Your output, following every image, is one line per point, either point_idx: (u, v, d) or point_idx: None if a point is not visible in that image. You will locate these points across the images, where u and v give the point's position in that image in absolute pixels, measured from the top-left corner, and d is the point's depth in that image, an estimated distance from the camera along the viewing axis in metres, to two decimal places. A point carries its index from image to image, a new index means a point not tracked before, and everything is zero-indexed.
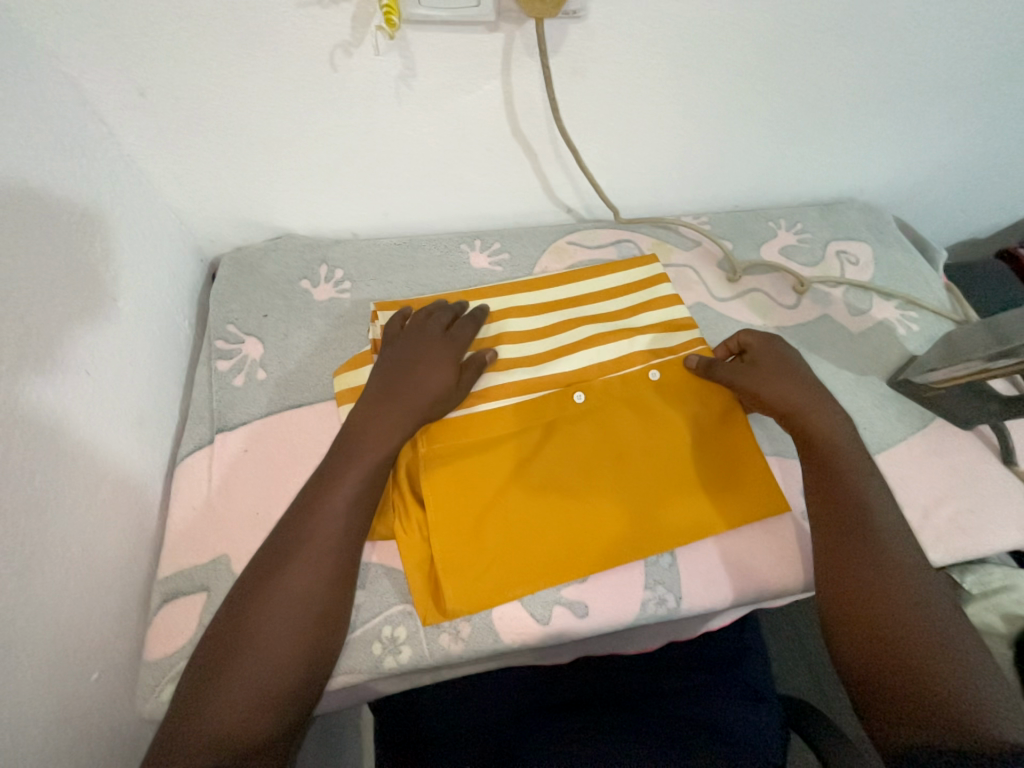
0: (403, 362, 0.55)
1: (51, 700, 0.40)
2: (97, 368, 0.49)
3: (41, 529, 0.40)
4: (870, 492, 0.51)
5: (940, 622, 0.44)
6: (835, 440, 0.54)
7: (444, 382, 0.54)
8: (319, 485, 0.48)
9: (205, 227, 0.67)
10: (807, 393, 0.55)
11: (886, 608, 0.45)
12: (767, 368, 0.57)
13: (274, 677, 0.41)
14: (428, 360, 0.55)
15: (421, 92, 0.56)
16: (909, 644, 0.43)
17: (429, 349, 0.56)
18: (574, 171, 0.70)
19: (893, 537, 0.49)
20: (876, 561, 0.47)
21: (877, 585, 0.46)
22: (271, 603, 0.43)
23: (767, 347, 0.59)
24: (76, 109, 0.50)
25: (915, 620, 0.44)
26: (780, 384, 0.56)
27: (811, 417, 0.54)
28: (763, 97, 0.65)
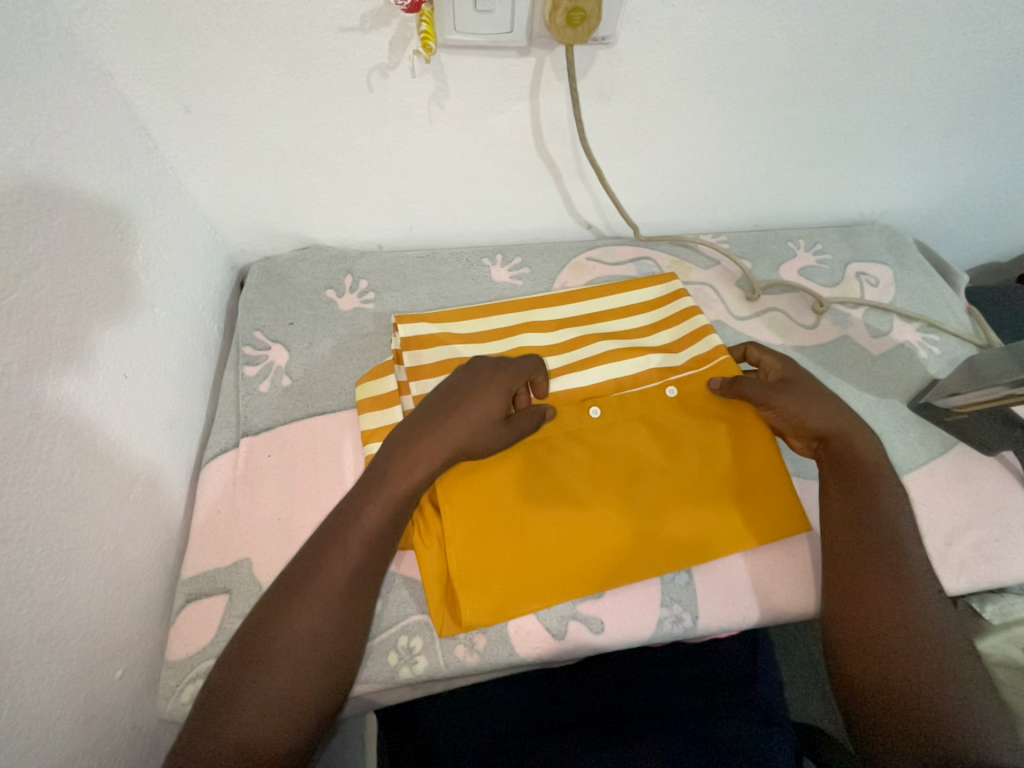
0: (454, 396, 0.52)
1: (79, 696, 0.40)
2: (134, 371, 0.51)
3: (79, 525, 0.42)
4: (892, 515, 0.51)
5: (943, 639, 0.44)
6: (855, 460, 0.53)
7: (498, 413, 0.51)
8: (340, 516, 0.47)
9: (238, 237, 0.70)
10: (835, 411, 0.56)
11: (894, 631, 0.45)
12: (800, 386, 0.57)
13: (290, 701, 0.41)
14: (483, 385, 0.52)
15: (452, 112, 0.58)
16: (913, 664, 0.43)
17: (491, 369, 0.54)
18: (596, 190, 0.71)
19: (915, 562, 0.48)
20: (892, 584, 0.47)
21: (890, 607, 0.46)
22: (289, 627, 0.43)
23: (793, 365, 0.60)
24: (127, 125, 0.53)
25: (922, 643, 0.44)
26: (810, 406, 0.56)
27: (835, 440, 0.55)
28: (785, 121, 0.66)
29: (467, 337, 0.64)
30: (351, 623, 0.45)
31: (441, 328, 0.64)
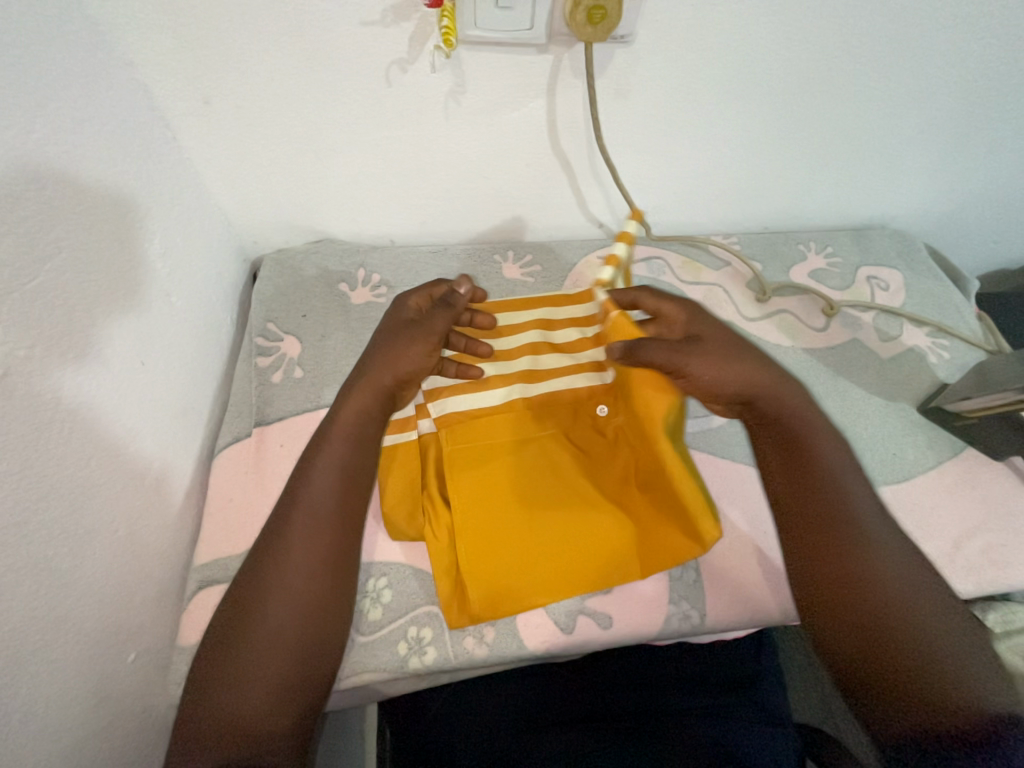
0: (373, 346, 0.52)
1: (93, 678, 0.41)
2: (150, 358, 0.51)
3: (96, 509, 0.42)
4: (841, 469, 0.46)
5: (916, 590, 0.42)
6: (789, 421, 0.47)
7: (406, 317, 0.53)
8: (282, 506, 0.46)
9: (252, 229, 0.70)
10: (751, 365, 0.48)
11: (874, 601, 0.42)
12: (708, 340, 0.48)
13: (280, 682, 0.40)
14: (393, 326, 0.52)
15: (469, 108, 0.58)
16: (900, 632, 0.41)
17: (399, 318, 0.53)
18: (609, 189, 0.71)
19: (873, 517, 0.45)
20: (862, 555, 0.43)
21: (865, 578, 0.43)
22: (260, 613, 0.42)
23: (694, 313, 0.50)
24: (148, 115, 0.53)
25: (908, 612, 0.41)
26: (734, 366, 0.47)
27: (759, 397, 0.47)
28: (799, 123, 0.66)
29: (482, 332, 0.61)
30: (323, 610, 0.44)
31: None
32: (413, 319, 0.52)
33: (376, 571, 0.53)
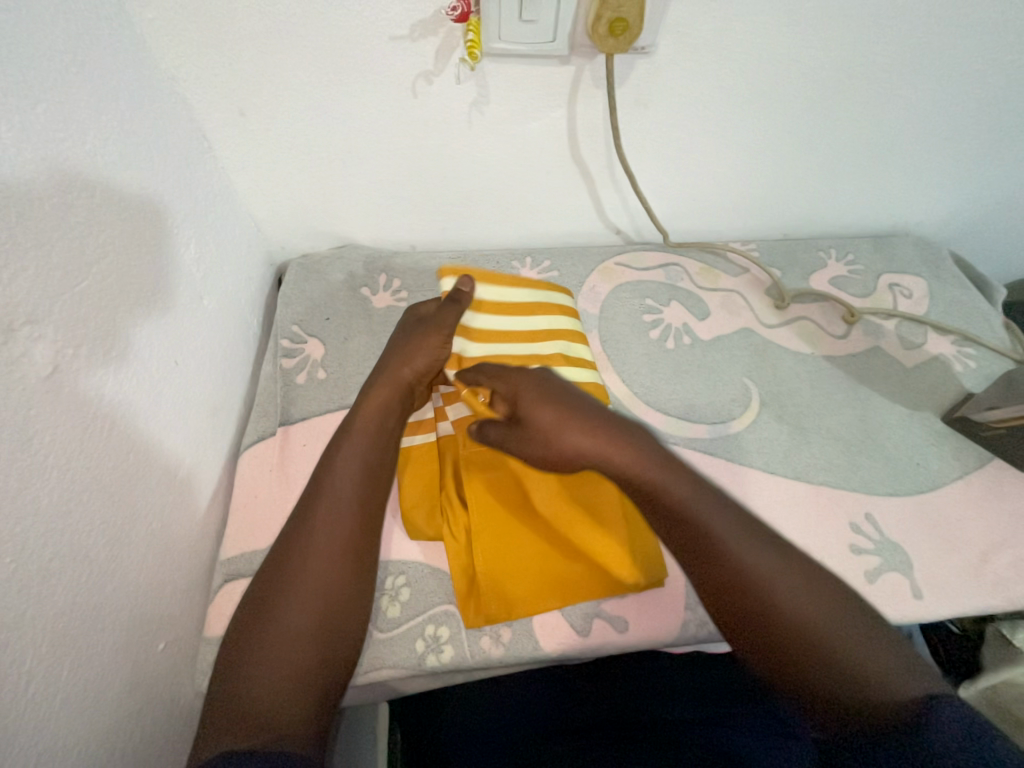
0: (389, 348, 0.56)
1: (126, 664, 0.42)
2: (184, 358, 0.53)
3: (132, 501, 0.44)
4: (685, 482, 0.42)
5: (804, 585, 0.38)
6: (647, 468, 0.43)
7: (419, 316, 0.57)
8: (305, 502, 0.48)
9: (279, 234, 0.73)
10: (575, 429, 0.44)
11: (779, 616, 0.37)
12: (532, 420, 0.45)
13: (302, 665, 0.41)
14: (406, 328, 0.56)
15: (491, 117, 0.60)
16: (808, 641, 0.36)
17: (408, 322, 0.57)
18: (627, 196, 0.72)
19: (719, 519, 0.40)
20: (740, 570, 0.39)
21: (760, 596, 0.38)
22: (284, 598, 0.43)
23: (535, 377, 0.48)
24: (186, 126, 0.56)
25: (796, 603, 0.37)
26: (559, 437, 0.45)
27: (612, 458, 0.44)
28: (820, 131, 0.66)
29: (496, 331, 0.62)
30: (344, 599, 0.45)
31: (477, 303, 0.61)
32: (425, 316, 0.56)
33: (395, 569, 0.54)
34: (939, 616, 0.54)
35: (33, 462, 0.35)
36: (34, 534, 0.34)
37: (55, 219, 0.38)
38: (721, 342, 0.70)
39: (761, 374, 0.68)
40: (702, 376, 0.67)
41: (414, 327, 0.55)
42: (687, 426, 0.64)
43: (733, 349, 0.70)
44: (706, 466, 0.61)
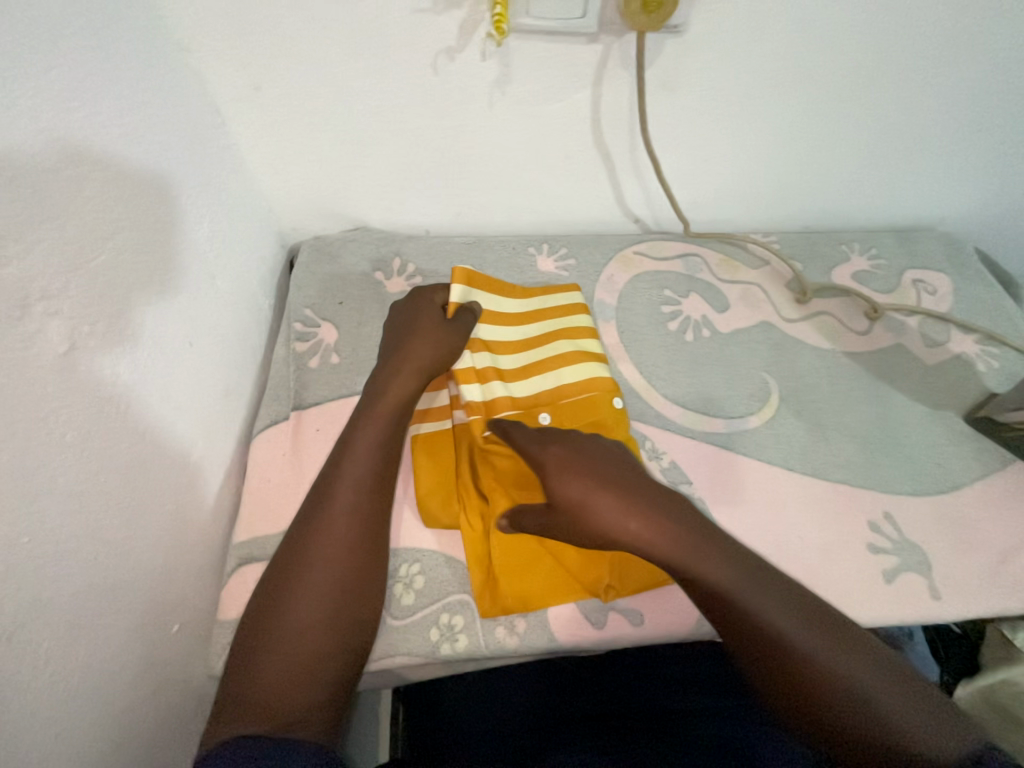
0: (394, 342, 0.56)
1: (141, 646, 0.42)
2: (197, 339, 0.52)
3: (146, 483, 0.44)
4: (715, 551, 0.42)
5: (841, 651, 0.38)
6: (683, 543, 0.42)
7: (438, 317, 0.57)
8: (320, 489, 0.48)
9: (292, 215, 0.71)
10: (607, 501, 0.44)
11: (829, 695, 0.36)
12: (562, 497, 0.44)
13: (323, 651, 0.41)
14: (410, 325, 0.57)
15: (514, 97, 0.58)
16: (858, 713, 0.36)
17: (411, 320, 0.57)
18: (648, 183, 0.70)
19: (751, 586, 0.40)
20: (784, 648, 0.38)
21: (808, 674, 0.37)
22: (303, 583, 0.43)
23: (560, 447, 0.47)
24: (200, 100, 0.54)
25: (840, 673, 0.37)
26: (586, 514, 0.44)
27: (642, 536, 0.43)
28: (851, 119, 0.64)
29: (503, 332, 0.62)
30: (359, 588, 0.45)
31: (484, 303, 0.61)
32: (428, 313, 0.58)
33: (408, 557, 0.53)
34: (956, 616, 0.54)
35: (48, 442, 0.34)
36: (50, 514, 0.34)
37: (69, 192, 0.37)
38: (740, 336, 0.69)
39: (780, 369, 0.67)
40: (719, 370, 0.66)
41: (436, 329, 0.56)
42: (704, 420, 0.63)
43: (752, 343, 0.69)
44: (723, 461, 0.60)
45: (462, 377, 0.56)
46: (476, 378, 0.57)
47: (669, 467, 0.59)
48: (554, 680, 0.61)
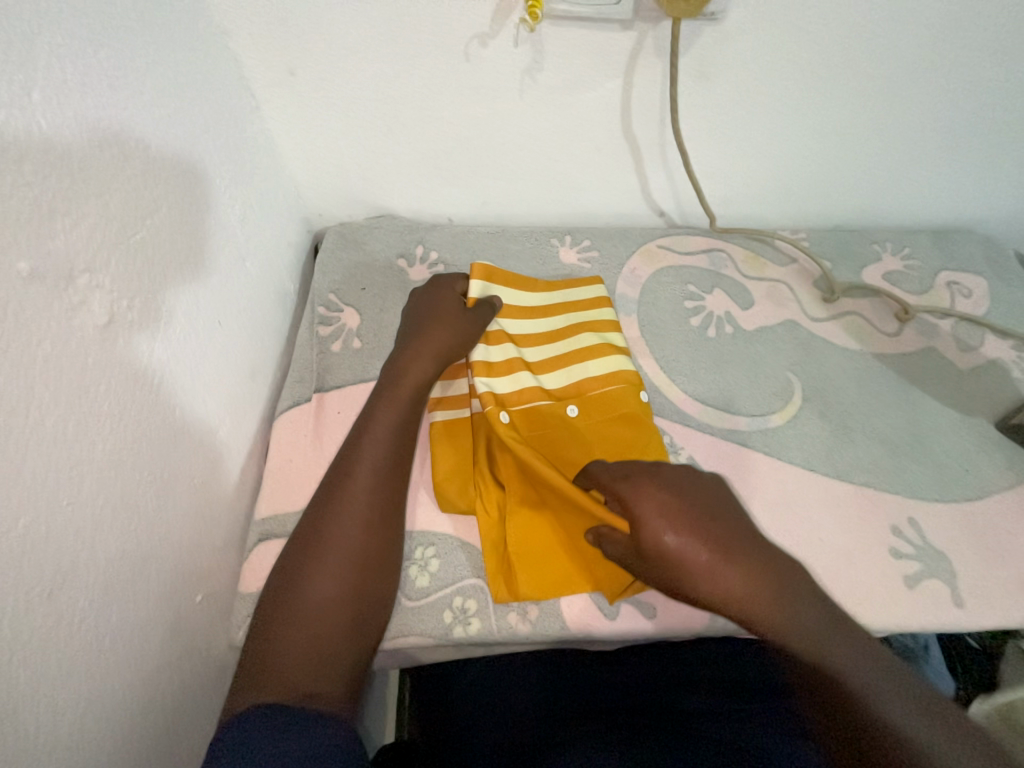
0: (412, 328, 0.57)
1: (168, 612, 0.44)
2: (226, 319, 0.54)
3: (177, 455, 0.45)
4: (827, 627, 0.38)
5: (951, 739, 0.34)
6: (794, 615, 0.38)
7: (457, 304, 0.58)
8: (337, 470, 0.48)
9: (319, 201, 0.72)
10: (713, 563, 0.39)
11: None
12: (659, 551, 0.40)
13: (340, 626, 0.42)
14: (430, 311, 0.57)
15: (544, 85, 0.58)
16: None
17: (431, 306, 0.58)
18: (676, 176, 0.69)
19: (870, 671, 0.36)
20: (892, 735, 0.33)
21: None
22: (321, 560, 0.44)
23: (655, 493, 0.42)
24: (236, 83, 0.55)
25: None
26: (685, 566, 0.39)
27: (743, 596, 0.38)
28: (889, 113, 0.62)
29: (527, 323, 0.62)
30: (375, 568, 0.45)
31: (503, 295, 0.62)
32: (446, 300, 0.58)
33: (423, 540, 0.54)
34: (980, 627, 0.52)
35: (90, 410, 0.35)
36: (89, 479, 0.35)
37: (113, 168, 0.38)
38: (764, 334, 0.68)
39: (804, 369, 0.66)
40: (742, 368, 0.65)
41: (455, 316, 0.57)
42: (724, 417, 0.62)
43: (777, 341, 0.67)
44: (743, 459, 0.59)
45: (493, 369, 0.57)
46: (507, 369, 0.57)
47: (688, 463, 0.59)
48: (562, 674, 0.62)
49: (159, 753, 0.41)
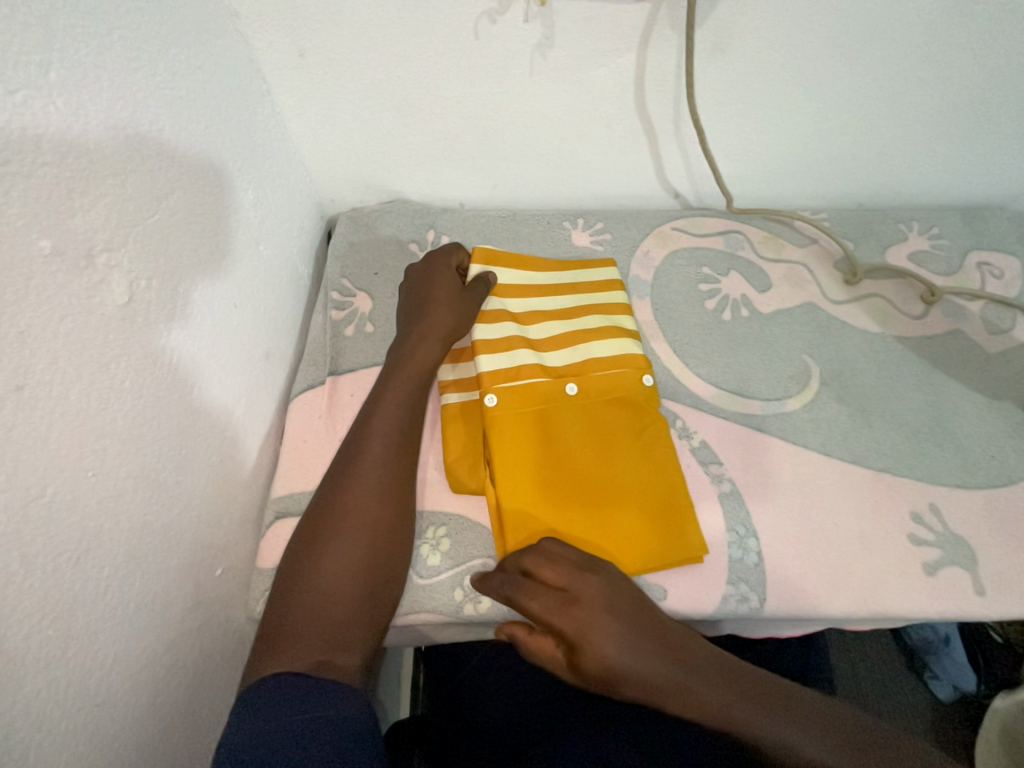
0: (413, 305, 0.58)
1: (189, 583, 0.45)
2: (241, 302, 0.55)
3: (196, 433, 0.46)
4: (734, 691, 0.40)
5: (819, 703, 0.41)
6: (711, 695, 0.40)
7: (454, 281, 0.58)
8: (351, 447, 0.49)
9: (330, 186, 0.72)
10: (643, 662, 0.40)
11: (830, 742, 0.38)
12: (602, 668, 0.39)
13: (355, 597, 0.43)
14: (432, 288, 0.57)
15: (555, 63, 0.57)
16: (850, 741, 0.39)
17: (433, 282, 0.58)
18: (692, 155, 0.68)
19: (773, 715, 0.39)
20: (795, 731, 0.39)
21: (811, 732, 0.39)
22: (330, 535, 0.45)
23: (582, 607, 0.41)
24: (247, 66, 0.55)
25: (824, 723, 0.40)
26: (625, 675, 0.39)
27: (675, 681, 0.40)
28: (918, 84, 0.60)
29: (532, 303, 0.62)
30: (387, 543, 0.46)
31: (506, 274, 0.61)
32: (444, 278, 0.58)
33: (435, 520, 0.54)
34: (1001, 616, 0.51)
35: (110, 385, 0.36)
36: (112, 452, 0.37)
37: (129, 151, 0.39)
38: (781, 316, 0.66)
39: (823, 352, 0.64)
40: (758, 350, 0.64)
41: (453, 296, 0.57)
42: (739, 402, 0.61)
43: (794, 324, 0.66)
44: (758, 444, 0.58)
45: (492, 347, 0.56)
46: (506, 346, 0.57)
47: (700, 447, 0.58)
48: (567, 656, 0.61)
49: (181, 716, 0.43)
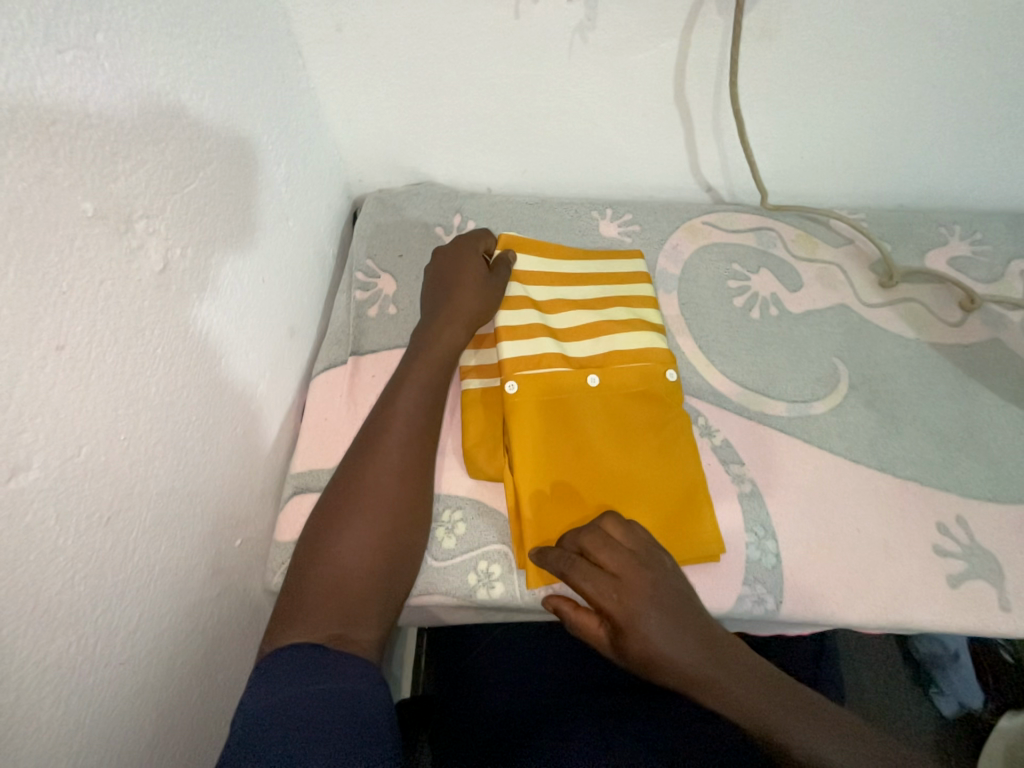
0: (439, 289, 0.57)
1: (211, 551, 0.46)
2: (269, 277, 0.55)
3: (222, 404, 0.47)
4: (761, 690, 0.40)
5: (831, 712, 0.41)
6: (742, 693, 0.40)
7: (479, 265, 0.57)
8: (374, 426, 0.49)
9: (358, 165, 0.72)
10: (684, 654, 0.40)
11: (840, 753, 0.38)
12: (642, 653, 0.40)
13: (372, 573, 0.43)
14: (457, 272, 0.57)
15: (595, 46, 0.55)
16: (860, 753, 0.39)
17: (459, 266, 0.58)
18: (729, 146, 0.66)
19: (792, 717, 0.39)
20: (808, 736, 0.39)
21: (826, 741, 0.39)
22: (349, 512, 0.45)
23: (631, 594, 0.41)
24: (284, 39, 0.55)
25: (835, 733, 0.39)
26: (664, 664, 0.39)
27: (712, 675, 0.40)
28: (973, 80, 0.57)
29: (557, 291, 0.61)
30: (405, 523, 0.46)
31: (529, 260, 0.61)
32: (469, 262, 0.58)
33: (451, 504, 0.55)
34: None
35: (145, 351, 0.37)
36: (144, 417, 0.37)
37: (171, 120, 0.39)
38: (811, 317, 0.65)
39: (853, 355, 0.62)
40: (785, 351, 0.63)
41: (478, 281, 0.56)
42: (764, 402, 0.60)
43: (824, 325, 0.64)
44: (781, 445, 0.57)
45: (515, 333, 0.56)
46: (528, 333, 0.56)
47: (722, 445, 0.57)
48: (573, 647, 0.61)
49: (199, 679, 0.44)
